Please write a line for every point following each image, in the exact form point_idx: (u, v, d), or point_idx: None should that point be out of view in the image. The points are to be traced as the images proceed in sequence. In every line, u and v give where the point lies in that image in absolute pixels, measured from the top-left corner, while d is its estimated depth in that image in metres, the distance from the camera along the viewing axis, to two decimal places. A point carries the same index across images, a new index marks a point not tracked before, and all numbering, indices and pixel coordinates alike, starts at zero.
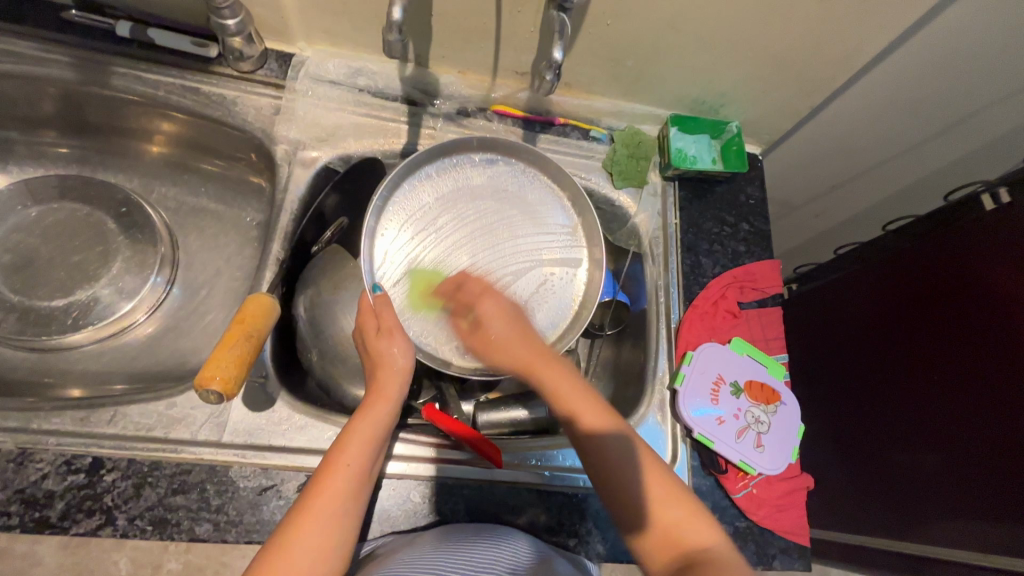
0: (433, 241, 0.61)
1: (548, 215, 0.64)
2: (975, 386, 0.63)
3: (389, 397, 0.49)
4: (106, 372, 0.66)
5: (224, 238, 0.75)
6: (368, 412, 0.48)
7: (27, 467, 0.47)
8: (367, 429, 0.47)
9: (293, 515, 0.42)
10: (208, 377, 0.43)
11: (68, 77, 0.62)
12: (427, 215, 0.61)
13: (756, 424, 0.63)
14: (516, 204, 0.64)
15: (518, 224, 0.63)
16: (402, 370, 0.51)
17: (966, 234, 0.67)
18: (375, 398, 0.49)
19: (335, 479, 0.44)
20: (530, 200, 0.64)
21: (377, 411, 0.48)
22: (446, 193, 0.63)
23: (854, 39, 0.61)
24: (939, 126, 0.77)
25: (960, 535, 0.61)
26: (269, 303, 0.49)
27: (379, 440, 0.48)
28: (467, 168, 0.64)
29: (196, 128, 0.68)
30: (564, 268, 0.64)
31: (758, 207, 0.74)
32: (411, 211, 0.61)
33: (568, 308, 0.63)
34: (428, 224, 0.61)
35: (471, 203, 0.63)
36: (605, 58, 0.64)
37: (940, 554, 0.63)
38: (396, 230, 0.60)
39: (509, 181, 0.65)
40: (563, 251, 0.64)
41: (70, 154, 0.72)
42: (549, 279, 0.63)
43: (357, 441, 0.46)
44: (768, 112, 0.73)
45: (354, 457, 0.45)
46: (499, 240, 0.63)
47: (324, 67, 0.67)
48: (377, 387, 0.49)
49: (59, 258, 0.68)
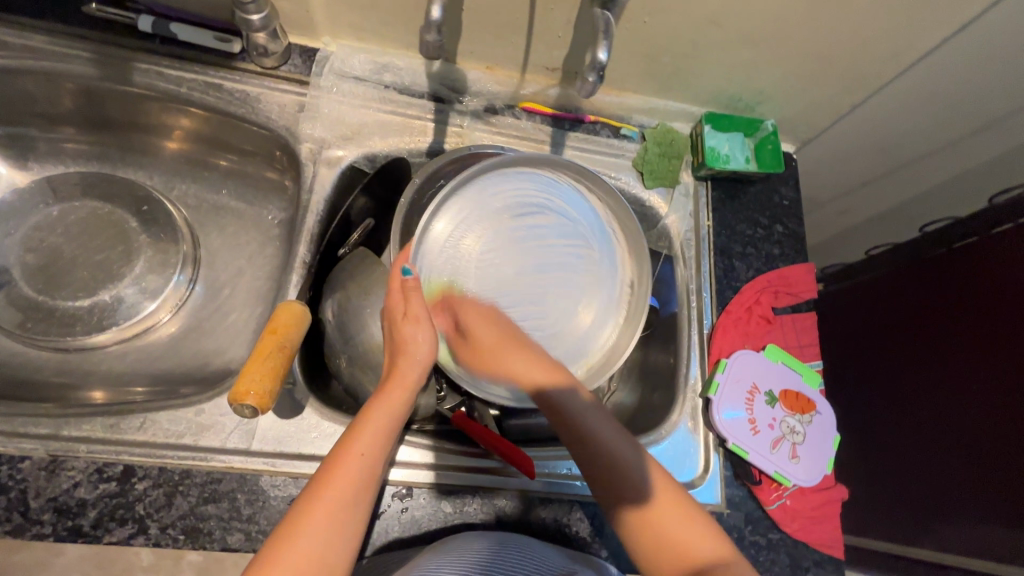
0: (487, 243, 0.57)
1: (604, 256, 0.61)
2: (1009, 394, 0.61)
3: (406, 385, 0.47)
4: (130, 373, 0.65)
5: (246, 236, 0.74)
6: (384, 400, 0.46)
7: (59, 476, 0.47)
8: (382, 418, 0.44)
9: (298, 510, 0.39)
10: (242, 392, 0.42)
11: (89, 73, 0.60)
12: (485, 217, 0.57)
13: (791, 435, 0.62)
14: (579, 235, 0.60)
15: (573, 253, 0.60)
16: (421, 358, 0.49)
17: (997, 236, 0.66)
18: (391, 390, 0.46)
19: (348, 468, 0.41)
20: (590, 234, 0.61)
21: (393, 399, 0.46)
22: (515, 205, 0.58)
23: (904, 34, 0.58)
24: (984, 124, 0.74)
25: (982, 543, 0.60)
26: (302, 312, 0.48)
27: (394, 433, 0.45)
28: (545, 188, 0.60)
29: (216, 124, 0.67)
30: (603, 305, 0.60)
31: (793, 208, 0.72)
32: (469, 212, 0.57)
33: (597, 345, 0.60)
34: (486, 230, 0.57)
35: (535, 221, 0.59)
36: (641, 55, 0.62)
37: (957, 562, 0.62)
38: (451, 225, 0.56)
39: (583, 209, 0.61)
40: (606, 297, 0.60)
41: (90, 150, 0.71)
42: (590, 317, 0.59)
43: (372, 428, 0.43)
44: (806, 110, 0.71)
45: (365, 450, 0.42)
46: (548, 271, 0.59)
47: (349, 63, 0.65)
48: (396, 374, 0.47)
49: (82, 257, 0.67)
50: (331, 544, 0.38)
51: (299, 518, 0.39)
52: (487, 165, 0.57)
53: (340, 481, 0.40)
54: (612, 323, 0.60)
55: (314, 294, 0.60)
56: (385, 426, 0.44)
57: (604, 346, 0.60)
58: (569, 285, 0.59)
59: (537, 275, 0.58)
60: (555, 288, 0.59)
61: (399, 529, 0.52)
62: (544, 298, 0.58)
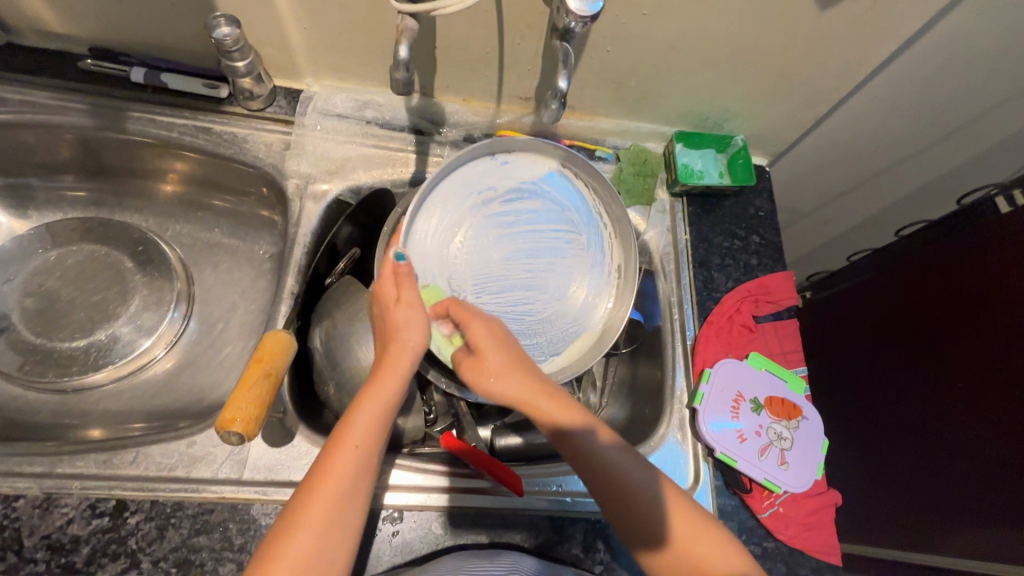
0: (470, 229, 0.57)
1: (591, 243, 0.61)
2: (991, 392, 0.62)
3: (400, 372, 0.46)
4: (127, 410, 0.67)
5: (238, 272, 0.76)
6: (376, 387, 0.45)
7: (53, 513, 0.47)
8: (375, 409, 0.44)
9: (283, 522, 0.39)
10: (229, 419, 0.44)
11: (85, 123, 0.63)
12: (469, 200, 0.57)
13: (778, 441, 0.62)
14: (567, 221, 0.61)
15: (555, 245, 0.60)
16: (415, 344, 0.47)
17: (969, 238, 0.68)
18: (381, 383, 0.45)
19: (340, 463, 0.41)
20: (578, 216, 0.61)
21: (384, 388, 0.45)
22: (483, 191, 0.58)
23: (854, 51, 0.61)
24: (947, 129, 0.77)
25: (980, 544, 0.60)
26: (287, 339, 0.50)
27: (384, 425, 0.44)
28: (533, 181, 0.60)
29: (207, 166, 0.69)
30: (586, 291, 0.61)
31: (768, 218, 0.74)
32: (444, 202, 0.57)
33: (585, 334, 0.60)
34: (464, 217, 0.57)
35: (515, 204, 0.59)
36: (608, 80, 0.65)
37: (959, 565, 0.61)
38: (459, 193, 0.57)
39: (572, 198, 0.61)
40: (592, 285, 0.61)
41: (87, 196, 0.73)
42: (577, 306, 0.60)
43: (367, 419, 0.43)
44: (773, 124, 0.73)
45: (363, 443, 0.42)
46: (536, 258, 0.59)
47: (331, 101, 0.68)
48: (388, 362, 0.46)
49: (79, 298, 0.69)
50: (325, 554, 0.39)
51: (287, 527, 0.39)
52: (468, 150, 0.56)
53: (328, 486, 0.40)
54: (597, 307, 0.60)
55: (303, 323, 0.61)
56: (376, 422, 0.44)
57: (596, 327, 0.60)
58: (554, 265, 0.60)
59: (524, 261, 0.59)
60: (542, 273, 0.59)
61: (391, 553, 0.53)
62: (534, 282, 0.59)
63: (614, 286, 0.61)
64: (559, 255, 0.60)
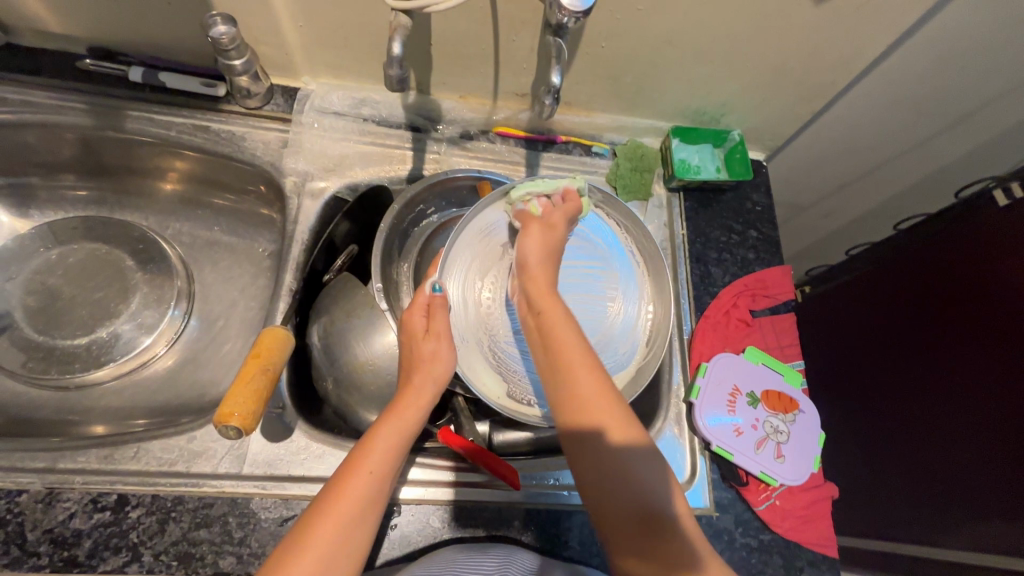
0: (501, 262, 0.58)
1: (623, 273, 0.61)
2: (987, 385, 0.62)
3: (420, 402, 0.47)
4: (128, 406, 0.67)
5: (238, 269, 0.76)
6: (395, 415, 0.45)
7: (56, 507, 0.48)
8: (393, 435, 0.44)
9: (297, 533, 0.39)
10: (227, 413, 0.44)
11: (84, 122, 0.64)
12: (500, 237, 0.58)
13: (775, 434, 0.62)
14: (600, 257, 0.60)
15: (594, 280, 0.59)
16: (438, 374, 0.49)
17: (964, 232, 0.68)
18: (407, 409, 0.46)
19: (356, 481, 0.41)
20: (612, 255, 0.61)
21: (404, 417, 0.46)
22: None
23: (849, 45, 0.61)
24: (944, 122, 0.76)
25: (979, 537, 0.61)
26: (284, 335, 0.50)
27: (403, 452, 0.44)
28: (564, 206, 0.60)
29: (206, 164, 0.70)
30: (626, 320, 0.60)
31: (765, 213, 0.74)
32: (478, 242, 0.58)
33: (626, 365, 0.58)
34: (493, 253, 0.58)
35: (564, 243, 0.60)
36: (604, 76, 0.65)
37: (954, 557, 0.62)
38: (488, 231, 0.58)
39: (606, 235, 0.61)
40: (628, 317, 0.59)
41: (88, 195, 0.74)
42: (619, 335, 0.59)
43: (385, 442, 0.43)
44: (770, 119, 0.74)
45: (378, 465, 0.42)
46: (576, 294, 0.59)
47: (329, 99, 0.68)
48: (410, 391, 0.47)
49: (81, 296, 0.70)
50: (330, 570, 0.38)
51: (299, 540, 0.38)
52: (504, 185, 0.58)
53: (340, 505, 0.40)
54: (639, 341, 0.60)
55: (301, 320, 0.62)
56: (394, 445, 0.44)
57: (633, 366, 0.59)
58: (595, 302, 0.59)
59: (562, 295, 0.58)
60: (577, 309, 0.58)
61: (389, 547, 0.53)
62: (569, 316, 0.58)
63: (652, 314, 0.61)
64: (598, 295, 0.59)
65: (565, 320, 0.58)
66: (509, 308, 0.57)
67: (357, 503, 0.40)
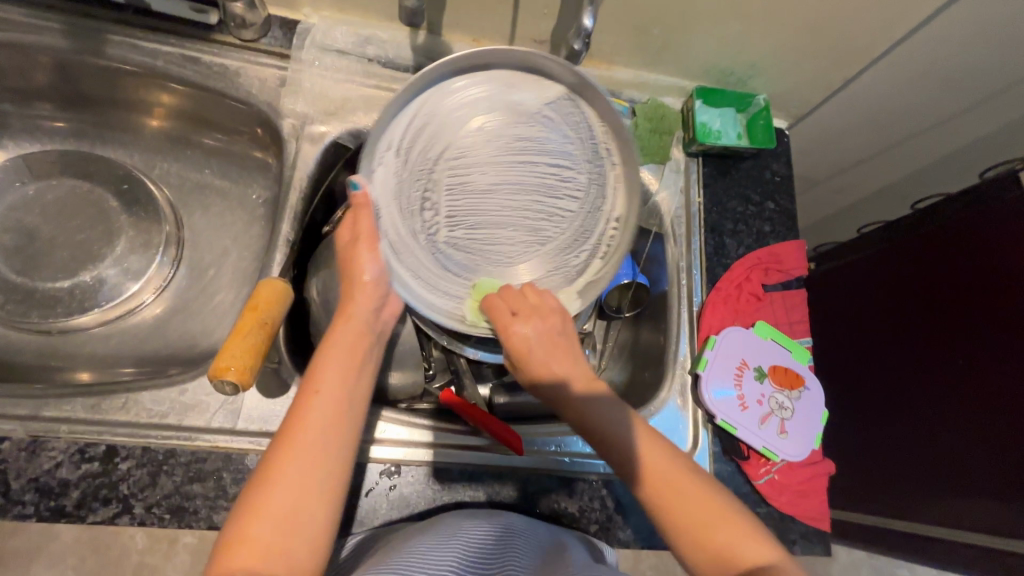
0: (449, 143, 0.51)
1: (589, 179, 0.54)
2: (993, 374, 0.62)
3: (359, 322, 0.46)
4: (114, 354, 0.65)
5: (230, 216, 0.72)
6: (335, 336, 0.45)
7: (40, 456, 0.46)
8: (337, 351, 0.44)
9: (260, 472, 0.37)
10: (224, 367, 0.41)
11: (60, 45, 0.58)
12: (460, 120, 0.51)
13: (779, 410, 0.62)
14: (568, 150, 0.53)
15: (550, 178, 0.53)
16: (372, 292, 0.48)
17: (983, 214, 0.66)
18: (339, 346, 0.44)
19: (311, 407, 0.40)
20: (573, 151, 0.53)
21: (340, 342, 0.45)
22: (482, 111, 0.52)
23: (896, 7, 0.57)
24: (975, 99, 0.73)
25: (987, 519, 0.61)
26: (284, 288, 0.47)
27: (353, 372, 0.43)
28: (554, 105, 0.53)
29: (196, 100, 0.65)
30: (579, 243, 0.54)
31: (784, 184, 0.71)
32: (442, 124, 0.51)
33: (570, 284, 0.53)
34: (443, 137, 0.51)
35: (526, 132, 0.52)
36: (630, 26, 0.61)
37: (943, 534, 0.64)
38: (467, 99, 0.51)
39: (568, 128, 0.53)
40: (582, 228, 0.54)
41: (67, 127, 0.68)
42: (558, 253, 0.53)
43: (332, 362, 0.43)
44: (799, 84, 0.70)
45: (326, 385, 0.41)
46: (532, 194, 0.53)
47: (331, 35, 0.63)
48: (345, 313, 0.47)
49: (62, 237, 0.66)
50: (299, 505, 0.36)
51: (261, 479, 0.37)
52: (481, 54, 0.50)
53: (293, 449, 0.38)
54: (596, 256, 0.54)
55: (299, 272, 0.59)
56: (343, 369, 0.43)
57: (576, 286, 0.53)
58: (540, 220, 0.53)
59: (512, 192, 0.52)
60: (522, 212, 0.53)
61: (387, 507, 0.52)
62: (506, 220, 0.52)
63: (617, 228, 0.54)
64: (554, 202, 0.53)
65: (504, 224, 0.52)
66: (452, 199, 0.52)
67: (313, 429, 0.39)
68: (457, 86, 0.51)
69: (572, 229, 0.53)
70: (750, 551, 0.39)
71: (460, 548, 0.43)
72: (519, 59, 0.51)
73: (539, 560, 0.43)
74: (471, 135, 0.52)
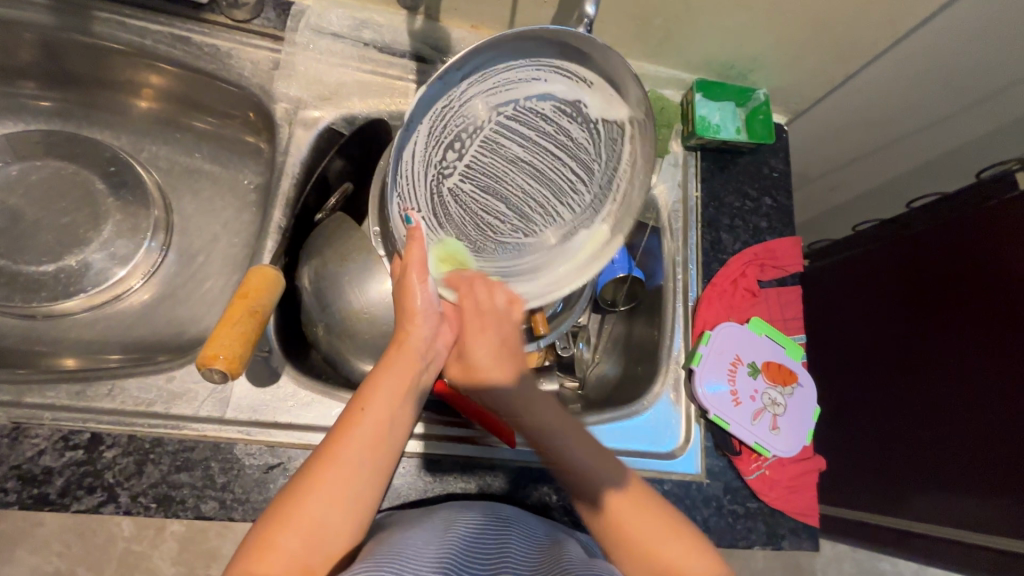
0: (503, 105, 0.47)
1: (590, 201, 0.53)
2: (990, 373, 0.62)
3: (412, 356, 0.46)
4: (100, 340, 0.63)
5: (221, 201, 0.71)
6: (391, 362, 0.45)
7: (22, 443, 0.45)
8: (389, 380, 0.43)
9: (296, 483, 0.38)
10: (212, 355, 0.41)
11: (45, 21, 0.56)
12: (522, 87, 0.47)
13: (772, 406, 0.62)
14: (589, 165, 0.52)
15: (559, 178, 0.52)
16: (428, 325, 0.47)
17: (984, 215, 0.66)
18: (390, 373, 0.43)
19: (356, 431, 0.40)
20: (600, 170, 0.52)
21: (391, 373, 0.44)
22: (550, 96, 0.48)
23: (900, 2, 0.56)
24: (973, 100, 0.73)
25: (987, 516, 0.61)
26: (275, 276, 0.46)
27: (402, 406, 0.43)
28: (608, 125, 0.50)
29: (187, 81, 0.63)
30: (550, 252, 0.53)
31: (782, 180, 0.71)
32: (506, 83, 0.46)
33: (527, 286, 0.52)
34: (504, 101, 0.47)
35: (565, 127, 0.50)
36: (632, 16, 0.60)
37: (946, 532, 0.64)
38: (539, 80, 0.47)
39: (606, 149, 0.51)
40: (560, 241, 0.53)
41: (52, 107, 0.67)
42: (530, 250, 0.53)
43: (385, 391, 0.42)
44: (799, 79, 0.69)
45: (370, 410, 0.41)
46: (544, 185, 0.52)
47: (327, 17, 0.61)
48: (400, 346, 0.46)
49: (47, 220, 0.64)
50: (327, 521, 0.36)
51: (293, 497, 0.37)
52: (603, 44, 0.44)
53: (334, 471, 0.38)
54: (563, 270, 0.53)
55: (291, 260, 0.58)
56: (393, 400, 0.42)
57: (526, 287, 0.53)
58: (530, 216, 0.52)
59: (526, 171, 0.51)
60: (523, 198, 0.52)
61: (379, 497, 0.52)
62: (504, 199, 0.51)
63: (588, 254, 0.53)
64: (555, 203, 0.53)
65: (498, 201, 0.51)
66: (475, 163, 0.49)
67: (357, 450, 0.39)
68: (542, 64, 0.46)
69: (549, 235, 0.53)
70: (694, 571, 0.42)
71: (460, 545, 0.41)
72: (612, 69, 0.46)
73: (538, 561, 0.42)
74: (526, 108, 0.48)
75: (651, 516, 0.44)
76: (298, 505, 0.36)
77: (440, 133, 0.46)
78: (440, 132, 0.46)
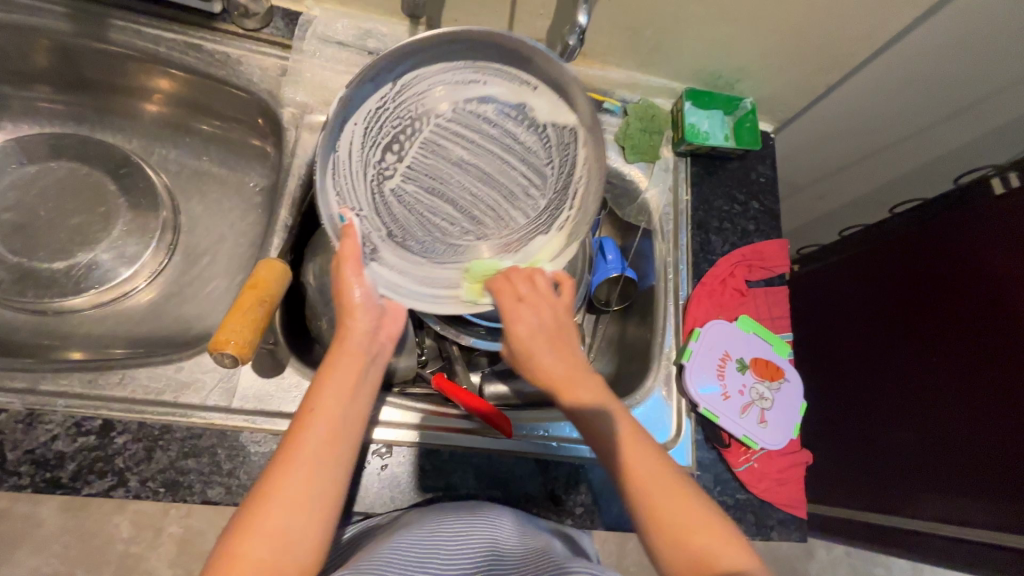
0: (448, 110, 0.51)
1: (544, 206, 0.53)
2: (969, 372, 0.65)
3: (358, 352, 0.44)
4: (108, 335, 0.65)
5: (227, 203, 0.73)
6: (337, 360, 0.43)
7: (37, 429, 0.47)
8: (339, 379, 0.42)
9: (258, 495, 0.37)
10: (223, 340, 0.43)
11: (62, 28, 0.59)
12: (469, 92, 0.51)
13: (760, 401, 0.64)
14: (535, 171, 0.53)
15: (504, 181, 0.53)
16: (372, 314, 0.46)
17: (962, 221, 0.69)
18: (339, 370, 0.42)
19: (309, 433, 0.39)
20: (552, 176, 0.53)
21: (339, 375, 0.42)
22: (495, 102, 0.51)
23: (875, 17, 0.60)
24: (950, 109, 0.77)
25: (965, 512, 0.62)
26: (281, 269, 0.49)
27: (354, 401, 0.42)
28: (558, 130, 0.52)
29: (197, 87, 0.66)
30: (496, 255, 0.53)
31: (769, 185, 0.74)
32: (455, 88, 0.50)
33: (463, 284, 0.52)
34: (454, 107, 0.51)
35: (508, 130, 0.52)
36: (624, 28, 0.63)
37: (926, 527, 0.65)
38: (477, 83, 0.50)
39: (552, 153, 0.53)
40: (517, 245, 0.53)
41: (65, 111, 0.69)
42: (470, 253, 0.52)
43: (334, 391, 0.41)
44: (784, 89, 0.72)
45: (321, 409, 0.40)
46: (494, 189, 0.53)
47: (332, 27, 0.64)
48: (340, 344, 0.44)
49: (58, 219, 0.66)
50: (297, 528, 0.36)
51: (257, 506, 0.36)
52: (541, 51, 0.48)
53: (296, 476, 0.37)
54: (508, 270, 0.53)
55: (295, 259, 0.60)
56: (343, 397, 0.41)
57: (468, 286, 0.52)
58: (471, 218, 0.53)
59: (472, 174, 0.53)
60: (466, 200, 0.53)
61: (379, 487, 0.54)
62: (445, 200, 0.52)
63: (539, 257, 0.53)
64: (505, 206, 0.53)
65: (441, 203, 0.52)
66: (420, 164, 0.52)
67: (314, 454, 0.38)
68: (478, 66, 0.50)
69: (504, 239, 0.53)
70: (728, 557, 0.39)
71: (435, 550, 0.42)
72: (555, 76, 0.50)
73: (522, 560, 0.42)
74: (471, 112, 0.51)
75: (662, 481, 0.43)
76: (264, 515, 0.35)
77: (377, 133, 0.49)
78: (375, 132, 0.49)
